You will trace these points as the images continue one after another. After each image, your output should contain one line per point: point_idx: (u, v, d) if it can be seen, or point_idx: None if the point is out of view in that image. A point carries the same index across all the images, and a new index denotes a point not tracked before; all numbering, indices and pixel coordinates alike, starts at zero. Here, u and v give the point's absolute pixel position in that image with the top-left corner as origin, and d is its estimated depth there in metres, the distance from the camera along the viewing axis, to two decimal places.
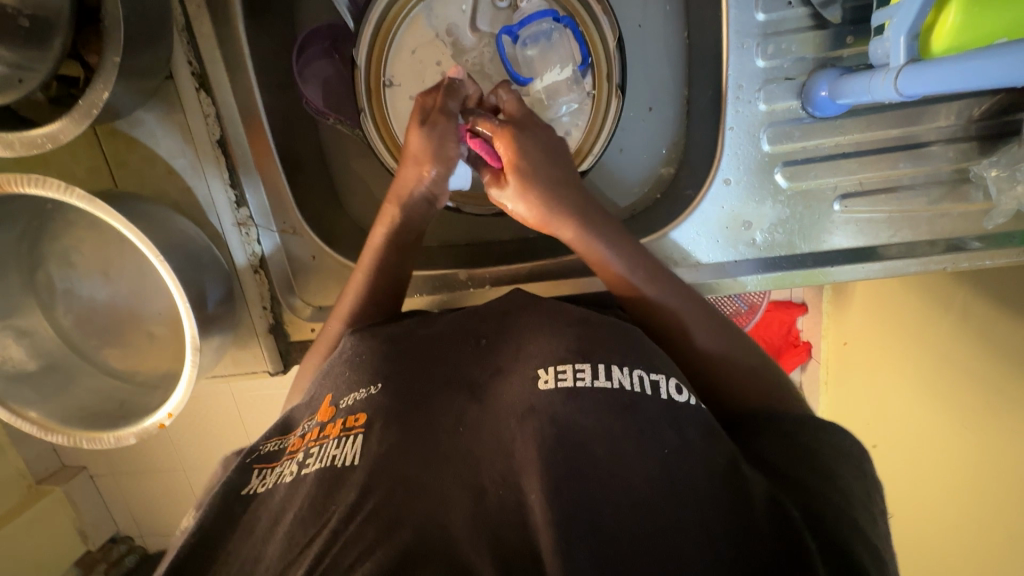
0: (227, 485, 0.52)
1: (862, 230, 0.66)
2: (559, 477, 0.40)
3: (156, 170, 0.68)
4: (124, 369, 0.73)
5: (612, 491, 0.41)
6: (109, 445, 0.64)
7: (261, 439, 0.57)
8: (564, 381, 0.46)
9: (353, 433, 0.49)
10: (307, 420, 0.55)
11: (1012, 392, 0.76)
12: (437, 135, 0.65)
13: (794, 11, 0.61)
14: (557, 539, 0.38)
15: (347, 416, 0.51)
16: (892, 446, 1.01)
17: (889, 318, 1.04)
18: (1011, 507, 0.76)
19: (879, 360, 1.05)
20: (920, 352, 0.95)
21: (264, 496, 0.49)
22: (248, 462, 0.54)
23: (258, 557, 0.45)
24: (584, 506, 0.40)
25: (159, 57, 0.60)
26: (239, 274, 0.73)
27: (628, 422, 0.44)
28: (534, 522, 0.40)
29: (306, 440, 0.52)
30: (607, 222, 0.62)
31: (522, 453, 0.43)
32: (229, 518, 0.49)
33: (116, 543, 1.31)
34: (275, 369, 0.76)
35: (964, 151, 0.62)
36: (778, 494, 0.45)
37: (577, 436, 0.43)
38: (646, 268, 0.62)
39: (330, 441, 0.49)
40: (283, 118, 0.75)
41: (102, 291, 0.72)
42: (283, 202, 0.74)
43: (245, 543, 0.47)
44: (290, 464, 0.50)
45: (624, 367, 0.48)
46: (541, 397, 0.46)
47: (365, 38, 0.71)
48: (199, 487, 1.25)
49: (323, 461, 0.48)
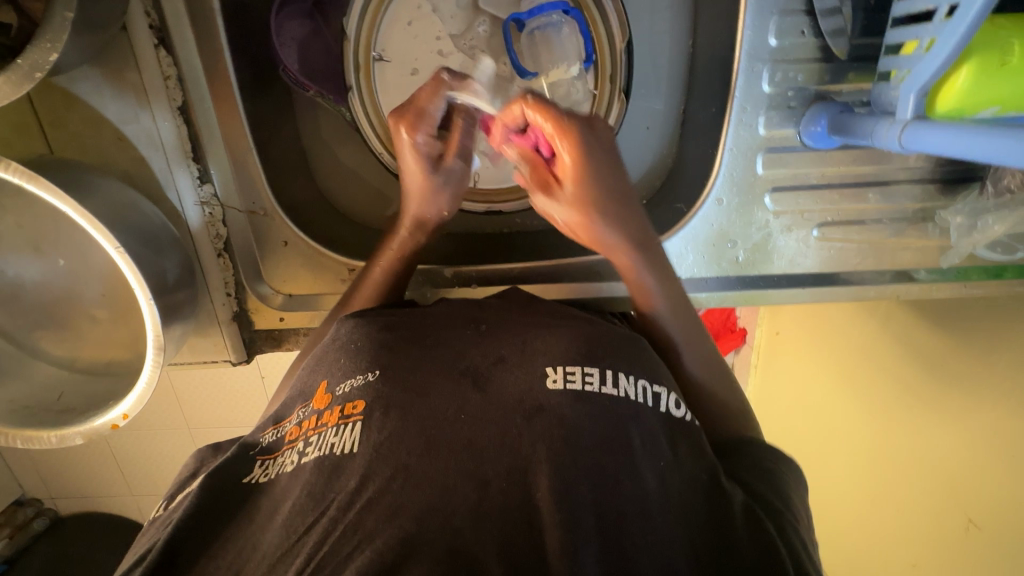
0: (222, 473, 0.48)
1: (834, 256, 0.69)
2: (567, 480, 0.40)
3: (102, 136, 0.59)
4: (63, 355, 0.65)
5: (619, 497, 0.41)
6: (50, 445, 0.58)
7: (257, 432, 0.54)
8: (572, 384, 0.46)
9: (352, 421, 0.46)
10: (302, 407, 0.52)
11: (928, 392, 0.85)
12: (448, 181, 0.66)
13: (805, 42, 0.62)
14: (563, 542, 0.37)
15: (344, 404, 0.48)
16: (806, 428, 1.11)
17: (814, 312, 1.09)
18: (916, 491, 0.85)
19: (803, 347, 1.11)
20: (842, 341, 1.01)
21: (268, 487, 0.46)
22: (249, 453, 0.50)
23: (256, 544, 0.42)
24: (591, 510, 0.40)
25: (113, 8, 0.52)
26: (197, 244, 0.66)
27: (629, 430, 0.44)
28: (542, 523, 0.39)
29: (304, 428, 0.48)
30: (648, 259, 0.60)
31: (528, 450, 0.42)
32: (224, 506, 0.46)
33: (21, 505, 1.20)
34: (238, 358, 0.71)
35: (929, 193, 0.67)
36: (753, 506, 0.46)
37: (584, 439, 0.43)
38: (677, 299, 0.61)
39: (328, 430, 0.46)
40: (255, 86, 0.67)
41: (32, 269, 0.63)
42: (255, 182, 0.67)
43: (242, 534, 0.44)
44: (290, 453, 0.47)
45: (630, 376, 0.48)
46: (549, 397, 0.45)
47: (358, 6, 0.65)
48: (124, 452, 1.17)
49: (321, 449, 0.45)
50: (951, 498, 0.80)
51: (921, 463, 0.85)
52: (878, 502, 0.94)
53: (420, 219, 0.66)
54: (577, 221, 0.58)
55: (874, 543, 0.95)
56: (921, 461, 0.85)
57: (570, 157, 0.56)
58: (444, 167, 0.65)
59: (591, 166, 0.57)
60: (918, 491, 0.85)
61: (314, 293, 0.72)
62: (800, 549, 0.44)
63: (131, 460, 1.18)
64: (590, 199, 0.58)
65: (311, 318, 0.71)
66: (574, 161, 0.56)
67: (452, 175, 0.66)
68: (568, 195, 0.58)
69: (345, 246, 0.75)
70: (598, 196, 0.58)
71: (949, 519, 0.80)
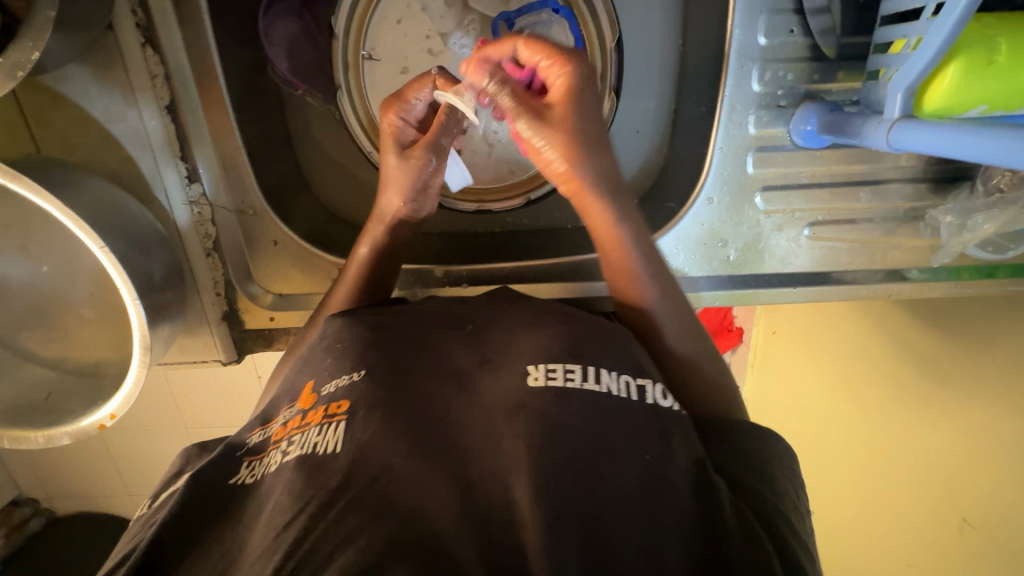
0: (208, 473, 0.48)
1: (825, 255, 0.69)
2: (550, 475, 0.39)
3: (90, 135, 0.59)
4: (52, 356, 0.65)
5: (608, 492, 0.40)
6: (38, 445, 0.58)
7: (244, 433, 0.53)
8: (553, 381, 0.46)
9: (336, 420, 0.45)
10: (287, 409, 0.52)
11: (921, 391, 0.85)
12: (411, 172, 0.64)
13: (794, 40, 0.62)
14: (545, 539, 0.36)
15: (329, 404, 0.48)
16: (801, 427, 1.10)
17: (808, 311, 1.09)
18: (912, 490, 0.85)
19: (798, 346, 1.11)
20: (836, 340, 1.01)
21: (254, 489, 0.46)
22: (235, 454, 0.50)
23: (242, 547, 0.42)
24: (576, 509, 0.39)
25: (98, 6, 0.51)
26: (184, 238, 0.65)
27: (614, 427, 0.44)
28: (520, 520, 0.38)
29: (288, 428, 0.48)
30: (631, 233, 0.59)
31: (510, 448, 0.42)
32: (210, 506, 0.46)
33: (17, 505, 1.20)
34: (228, 358, 0.71)
35: (919, 192, 0.67)
36: (741, 502, 0.46)
37: (567, 436, 0.42)
38: (665, 289, 0.60)
39: (312, 429, 0.46)
40: (244, 85, 0.67)
41: (20, 269, 0.63)
42: (244, 181, 0.67)
43: (230, 536, 0.43)
44: (275, 453, 0.47)
45: (613, 372, 0.48)
46: (531, 394, 0.45)
47: (346, 4, 0.65)
48: (119, 452, 1.17)
49: (304, 448, 0.45)
50: (946, 496, 0.80)
51: (915, 461, 0.85)
52: (872, 502, 0.93)
53: (383, 215, 0.66)
54: (567, 172, 0.58)
55: (871, 542, 0.94)
56: (915, 461, 0.85)
57: (568, 73, 0.56)
58: (409, 157, 0.64)
59: (583, 81, 0.57)
60: (913, 491, 0.85)
61: (305, 293, 0.71)
62: (790, 540, 0.44)
63: (126, 460, 1.18)
64: (572, 134, 0.57)
65: (302, 317, 0.71)
66: (569, 78, 0.56)
67: (417, 169, 0.64)
68: (558, 124, 0.57)
69: (336, 245, 0.74)
70: (581, 138, 0.57)
71: (943, 518, 0.80)
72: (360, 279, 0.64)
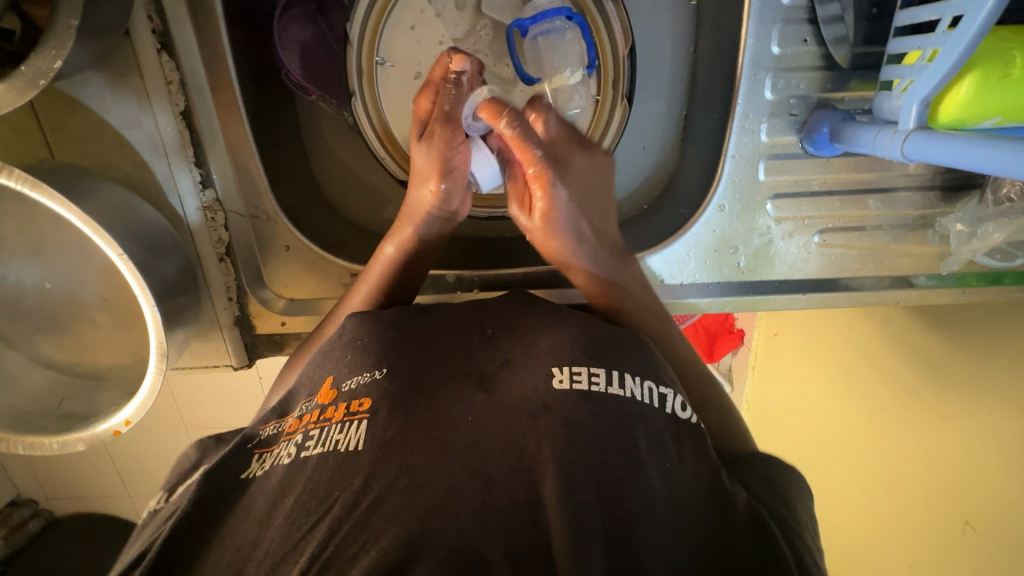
0: (222, 467, 0.48)
1: (834, 263, 0.70)
2: (573, 477, 0.40)
3: (104, 140, 0.59)
4: (65, 360, 0.65)
5: (627, 495, 0.40)
6: (51, 450, 0.58)
7: (256, 425, 0.53)
8: (578, 383, 0.46)
9: (358, 419, 0.45)
10: (304, 403, 0.52)
11: (926, 395, 0.85)
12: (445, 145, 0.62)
13: (807, 50, 0.62)
14: (569, 542, 0.37)
15: (350, 401, 0.48)
16: (805, 429, 1.11)
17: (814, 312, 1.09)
18: (915, 491, 0.86)
19: (802, 348, 1.11)
20: (840, 342, 1.02)
21: (264, 480, 0.46)
22: (246, 447, 0.50)
23: (255, 543, 0.42)
24: (598, 511, 0.39)
25: (117, 12, 0.51)
26: (195, 236, 0.65)
27: (637, 430, 0.44)
28: (547, 522, 0.39)
29: (304, 422, 0.48)
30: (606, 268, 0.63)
31: (535, 449, 0.42)
32: (225, 501, 0.46)
33: (17, 506, 1.20)
34: (239, 363, 0.70)
35: (929, 200, 0.68)
36: (757, 507, 0.47)
37: (590, 438, 0.43)
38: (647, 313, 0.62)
39: (332, 425, 0.46)
40: (257, 89, 0.67)
41: (33, 274, 0.63)
42: (257, 186, 0.67)
43: (241, 527, 0.44)
44: (288, 446, 0.47)
45: (636, 377, 0.48)
46: (555, 396, 0.45)
47: (361, 11, 0.65)
48: (121, 453, 1.16)
49: (324, 445, 0.44)
50: (949, 498, 0.80)
51: (920, 462, 0.85)
52: (875, 501, 0.94)
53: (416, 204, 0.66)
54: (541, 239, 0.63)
55: (872, 540, 0.95)
56: (920, 463, 0.85)
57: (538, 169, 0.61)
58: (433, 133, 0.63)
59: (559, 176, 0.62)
60: (916, 491, 0.86)
61: (316, 298, 0.72)
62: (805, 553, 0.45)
63: (128, 461, 1.18)
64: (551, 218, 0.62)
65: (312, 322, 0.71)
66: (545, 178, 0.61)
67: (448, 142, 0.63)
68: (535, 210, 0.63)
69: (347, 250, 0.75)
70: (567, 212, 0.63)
71: (945, 518, 0.81)
72: (382, 288, 0.64)
